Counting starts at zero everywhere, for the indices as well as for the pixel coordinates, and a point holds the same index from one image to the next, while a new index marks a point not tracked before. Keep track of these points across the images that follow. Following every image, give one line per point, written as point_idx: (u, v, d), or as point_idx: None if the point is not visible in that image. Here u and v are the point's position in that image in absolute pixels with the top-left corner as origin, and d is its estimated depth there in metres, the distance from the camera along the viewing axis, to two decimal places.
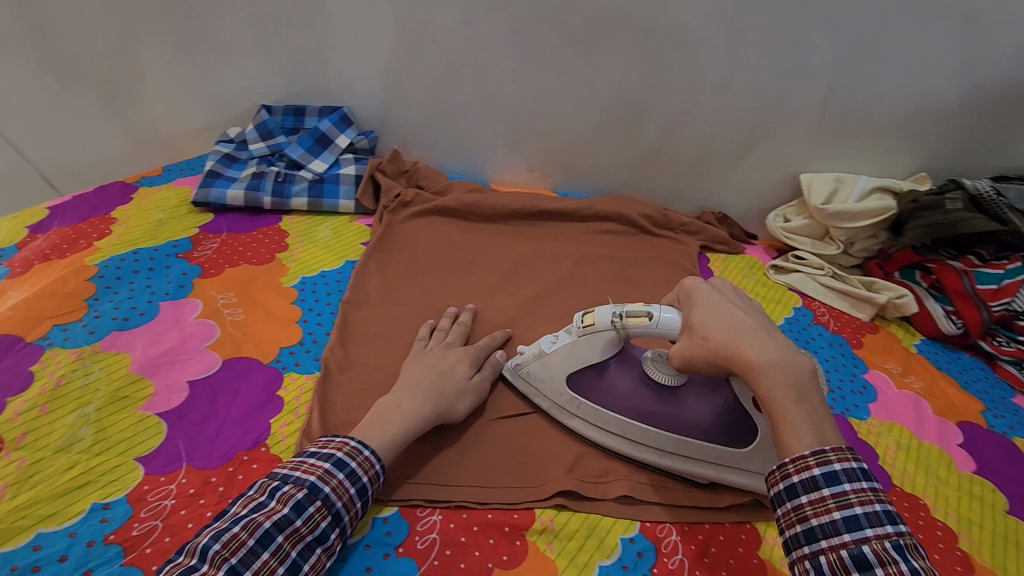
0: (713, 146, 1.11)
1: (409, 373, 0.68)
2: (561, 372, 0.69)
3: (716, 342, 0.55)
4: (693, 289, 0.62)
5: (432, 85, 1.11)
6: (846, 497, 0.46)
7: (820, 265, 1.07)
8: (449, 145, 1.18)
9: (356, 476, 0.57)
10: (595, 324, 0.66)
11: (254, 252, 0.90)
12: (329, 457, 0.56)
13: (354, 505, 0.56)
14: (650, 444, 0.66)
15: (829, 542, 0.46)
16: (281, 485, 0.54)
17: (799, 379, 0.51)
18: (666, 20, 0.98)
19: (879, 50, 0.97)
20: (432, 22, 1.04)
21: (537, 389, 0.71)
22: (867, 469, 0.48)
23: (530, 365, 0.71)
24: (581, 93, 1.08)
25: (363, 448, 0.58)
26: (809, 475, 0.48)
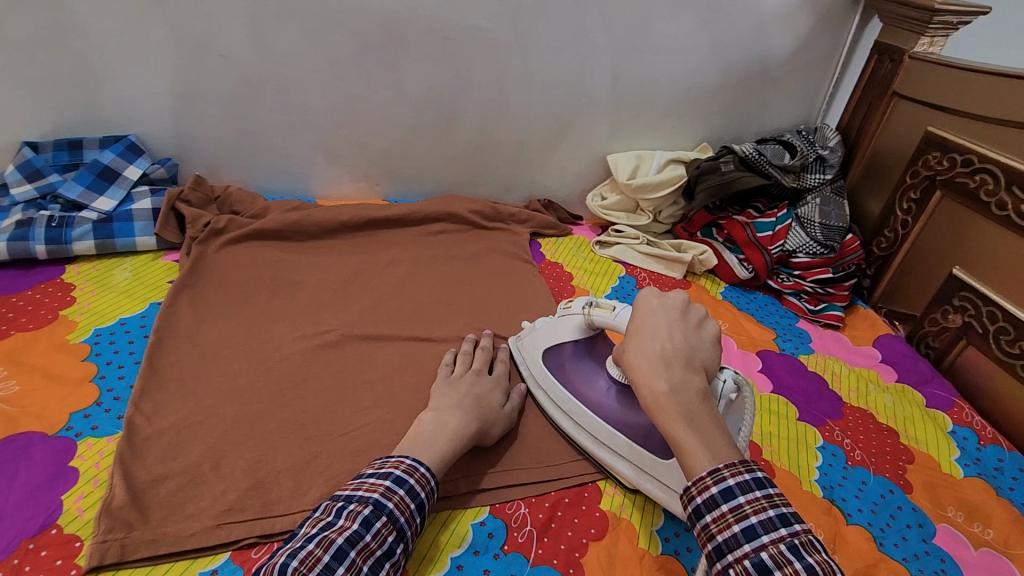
0: (527, 137, 1.17)
1: (447, 395, 0.71)
2: (540, 347, 0.78)
3: (629, 358, 0.58)
4: (643, 300, 0.62)
5: (230, 103, 1.04)
6: (741, 509, 0.47)
7: (635, 236, 1.18)
8: (263, 165, 1.12)
9: (416, 491, 0.59)
10: (571, 308, 0.75)
11: (26, 317, 0.77)
12: (388, 475, 0.58)
13: (414, 520, 0.58)
14: (592, 432, 0.71)
15: (733, 555, 0.46)
16: (347, 507, 0.55)
17: (689, 405, 0.52)
18: (459, 22, 1.01)
19: (649, 38, 1.09)
20: (216, 36, 0.97)
21: (527, 360, 0.80)
22: (757, 475, 0.49)
23: (526, 339, 0.81)
24: (391, 99, 1.08)
25: (418, 465, 0.60)
26: (709, 494, 0.49)
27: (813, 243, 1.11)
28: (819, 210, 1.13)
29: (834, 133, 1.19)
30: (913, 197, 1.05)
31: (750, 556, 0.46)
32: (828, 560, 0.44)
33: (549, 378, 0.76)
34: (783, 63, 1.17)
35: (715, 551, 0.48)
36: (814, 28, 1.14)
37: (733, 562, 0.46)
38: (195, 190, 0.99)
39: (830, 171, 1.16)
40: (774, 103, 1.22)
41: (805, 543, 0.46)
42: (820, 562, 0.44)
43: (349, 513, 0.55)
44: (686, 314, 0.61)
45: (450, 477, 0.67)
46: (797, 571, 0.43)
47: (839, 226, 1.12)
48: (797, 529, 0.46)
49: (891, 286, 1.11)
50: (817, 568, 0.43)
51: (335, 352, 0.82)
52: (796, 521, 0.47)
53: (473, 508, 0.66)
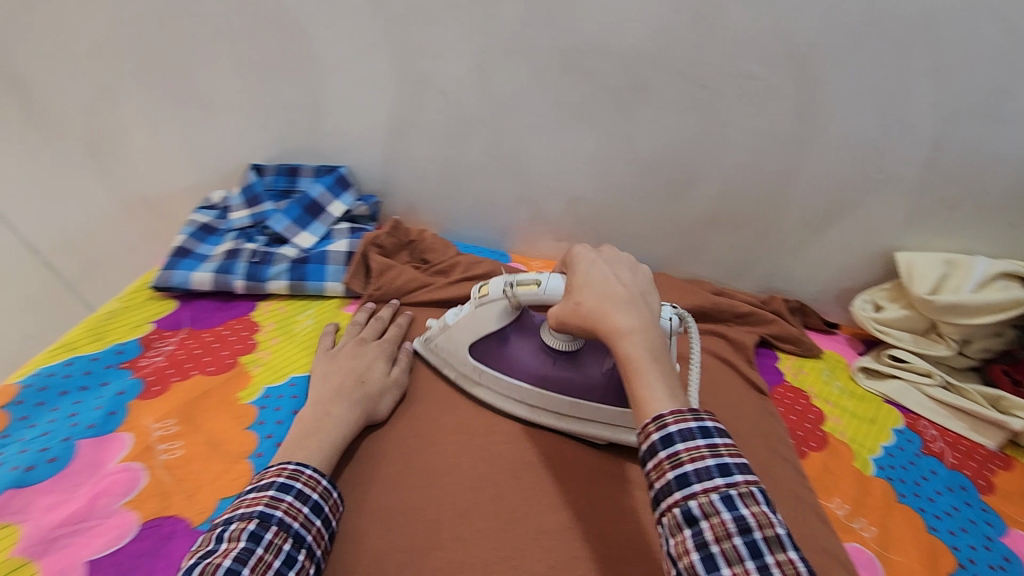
0: (780, 216, 0.90)
1: (324, 376, 0.68)
2: (462, 341, 0.72)
3: (586, 309, 0.56)
4: (579, 256, 0.63)
5: (441, 143, 0.95)
6: (676, 458, 0.46)
7: (927, 371, 0.84)
8: (463, 211, 1.02)
9: (306, 495, 0.54)
10: (489, 294, 0.70)
11: (209, 357, 0.74)
12: (271, 485, 0.53)
13: (312, 524, 0.53)
14: (526, 401, 0.71)
15: (666, 501, 0.46)
16: (228, 528, 0.50)
17: (657, 346, 0.52)
18: (723, 67, 0.79)
19: (1005, 102, 0.75)
20: (440, 71, 0.88)
21: (445, 360, 0.75)
22: (704, 425, 0.47)
23: (437, 338, 0.75)
24: (616, 153, 0.90)
25: (305, 467, 0.56)
26: (649, 441, 0.48)
27: None
28: None
29: None
30: None
31: (679, 504, 0.45)
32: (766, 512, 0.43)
33: (484, 371, 0.72)
34: None
35: (652, 496, 0.47)
36: None
37: (666, 509, 0.46)
38: (389, 236, 0.91)
39: None
40: None
41: (737, 494, 0.44)
42: (757, 514, 0.43)
43: (231, 534, 0.49)
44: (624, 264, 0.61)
45: None
46: (724, 522, 0.43)
47: None
48: (738, 479, 0.45)
49: None
50: (750, 520, 0.43)
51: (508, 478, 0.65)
52: (736, 471, 0.45)
53: None
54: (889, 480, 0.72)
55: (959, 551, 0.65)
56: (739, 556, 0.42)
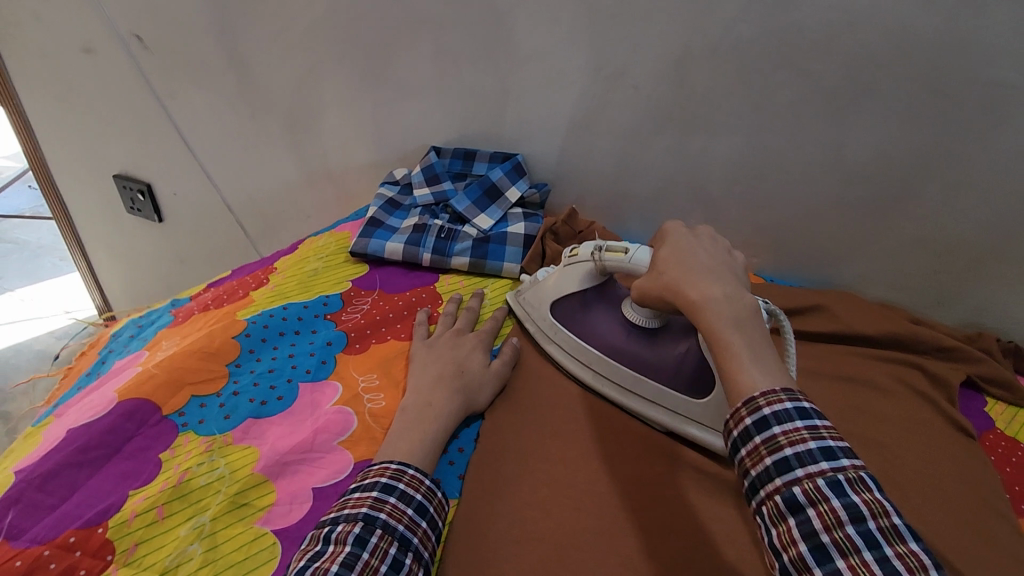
0: (1003, 244, 0.81)
1: (428, 366, 0.68)
2: (548, 296, 0.78)
3: (666, 279, 0.57)
4: (670, 232, 0.64)
5: (622, 137, 0.95)
6: (775, 442, 0.44)
7: None
8: (632, 206, 1.01)
9: (409, 495, 0.53)
10: (579, 255, 0.75)
11: (400, 321, 0.78)
12: (375, 485, 0.53)
13: (417, 526, 0.52)
14: (610, 373, 0.71)
15: (766, 490, 0.44)
16: (334, 528, 0.49)
17: (740, 315, 0.51)
18: (964, 72, 0.72)
19: None
20: (635, 64, 0.87)
21: (529, 314, 0.81)
22: (801, 406, 0.45)
23: (527, 292, 0.81)
24: (814, 159, 0.85)
25: (407, 467, 0.55)
26: (742, 425, 0.46)
27: None
28: None
29: None
30: None
31: (781, 491, 0.43)
32: (879, 499, 0.40)
33: (560, 330, 0.76)
34: None
35: (750, 485, 0.45)
36: None
37: (766, 497, 0.44)
38: (564, 226, 0.92)
39: None
40: None
41: (854, 479, 0.42)
42: (870, 501, 0.40)
43: (338, 535, 0.49)
44: (711, 243, 0.61)
45: None
46: (834, 509, 0.40)
47: None
48: (845, 464, 0.42)
49: None
50: (862, 509, 0.40)
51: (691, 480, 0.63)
52: (843, 457, 0.43)
53: None
54: None
55: None
56: (854, 548, 0.39)
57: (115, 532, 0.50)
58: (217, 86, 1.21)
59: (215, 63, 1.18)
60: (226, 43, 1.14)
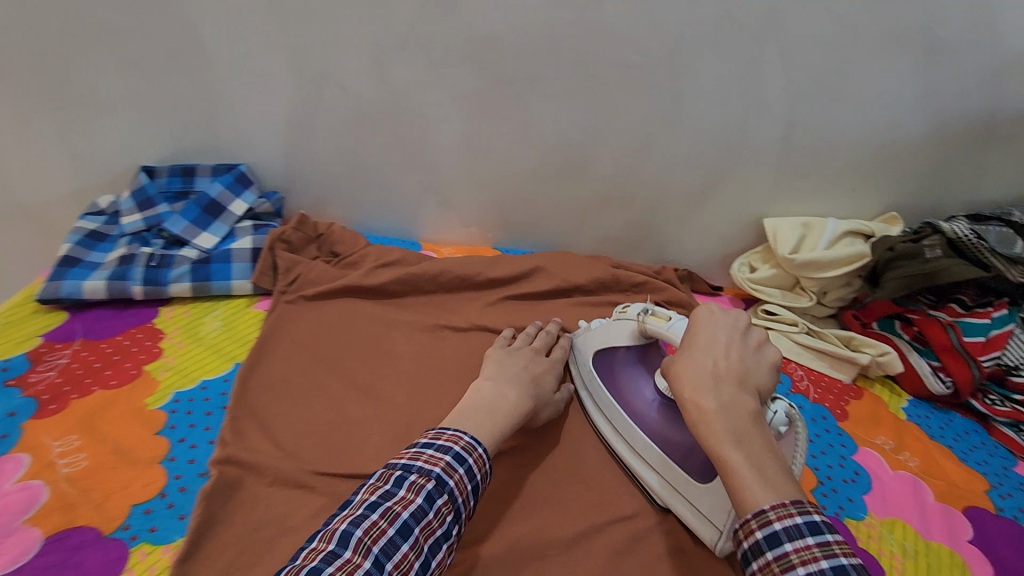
0: (666, 192, 0.99)
1: (502, 367, 0.75)
2: (592, 345, 0.80)
3: (677, 391, 0.57)
4: (699, 315, 0.62)
5: (343, 137, 0.96)
6: (787, 559, 0.45)
7: (794, 321, 0.96)
8: (372, 203, 1.04)
9: (473, 470, 0.59)
10: (627, 313, 0.76)
11: (110, 369, 0.72)
12: (449, 450, 0.58)
13: (470, 499, 0.58)
14: (631, 442, 0.73)
15: None
16: (408, 478, 0.55)
17: (739, 426, 0.52)
18: (602, 57, 0.86)
19: (839, 83, 0.87)
20: (336, 65, 0.88)
21: (579, 361, 0.82)
22: (812, 520, 0.46)
23: (579, 338, 0.83)
24: (513, 140, 0.95)
25: (476, 444, 0.61)
26: (754, 539, 0.47)
27: None
28: None
29: None
30: None
31: None
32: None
33: (596, 379, 0.79)
34: (1017, 119, 0.90)
35: None
36: None
37: None
38: (296, 231, 0.91)
39: None
40: (995, 170, 0.95)
41: None
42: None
43: (411, 484, 0.55)
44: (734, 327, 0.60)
45: None
46: None
47: None
48: None
49: None
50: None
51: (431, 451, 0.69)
52: (853, 573, 0.43)
53: None
54: None
55: (819, 470, 0.76)
56: None
57: None
58: None
59: None
60: None
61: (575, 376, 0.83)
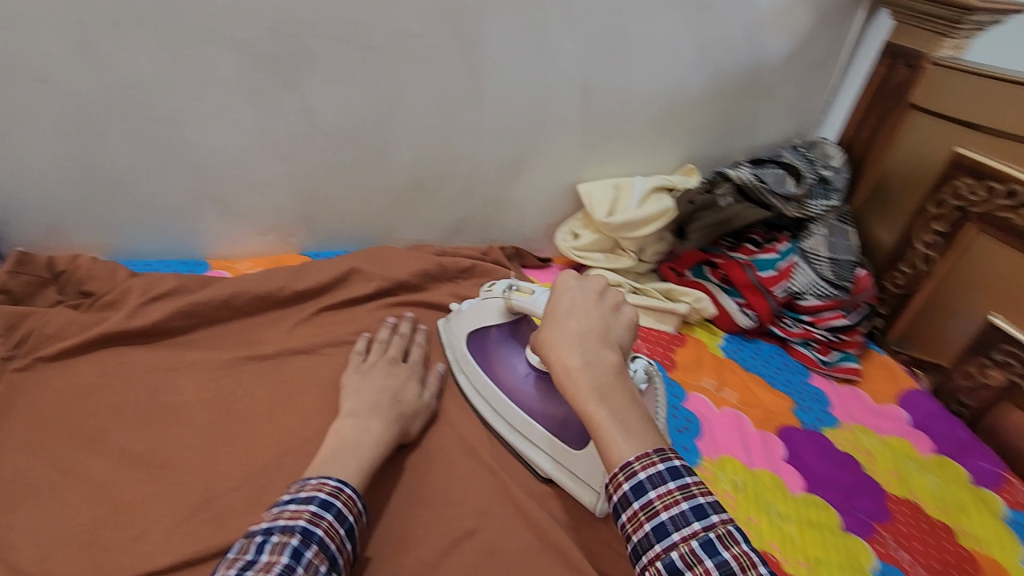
0: (479, 169, 0.94)
1: (361, 395, 0.67)
2: (466, 327, 0.77)
3: (545, 353, 0.53)
4: (561, 281, 0.58)
5: (68, 145, 0.75)
6: (651, 506, 0.45)
7: (619, 282, 0.98)
8: (131, 221, 0.84)
9: (344, 515, 0.52)
10: (494, 291, 0.75)
11: None
12: (312, 500, 0.51)
13: (344, 548, 0.51)
14: (510, 420, 0.72)
15: (648, 555, 0.44)
16: (268, 539, 0.46)
17: (604, 382, 0.49)
18: (379, 27, 0.76)
19: (625, 43, 0.87)
20: (29, 52, 0.68)
21: (454, 344, 0.79)
22: (673, 465, 0.46)
23: (452, 320, 0.80)
24: (297, 129, 0.82)
25: (343, 486, 0.54)
26: (621, 492, 0.46)
27: (822, 283, 0.95)
28: (825, 241, 0.97)
29: (835, 148, 1.02)
30: (938, 230, 0.89)
31: (662, 557, 0.43)
32: (746, 551, 0.41)
33: (471, 361, 0.75)
34: (777, 68, 0.98)
35: (632, 551, 0.45)
36: (816, 26, 0.95)
37: (649, 563, 0.44)
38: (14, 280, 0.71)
39: (834, 195, 0.99)
40: (766, 116, 1.04)
41: (722, 534, 0.43)
42: (739, 556, 0.41)
43: (274, 546, 0.46)
44: (595, 289, 0.56)
45: None
46: (708, 570, 0.41)
47: (848, 260, 0.96)
48: (714, 520, 0.43)
49: (910, 327, 0.95)
50: (733, 565, 0.40)
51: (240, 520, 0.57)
52: (712, 512, 0.44)
53: None
54: None
55: None
56: None
57: None
58: None
59: None
60: None
61: (450, 361, 0.79)
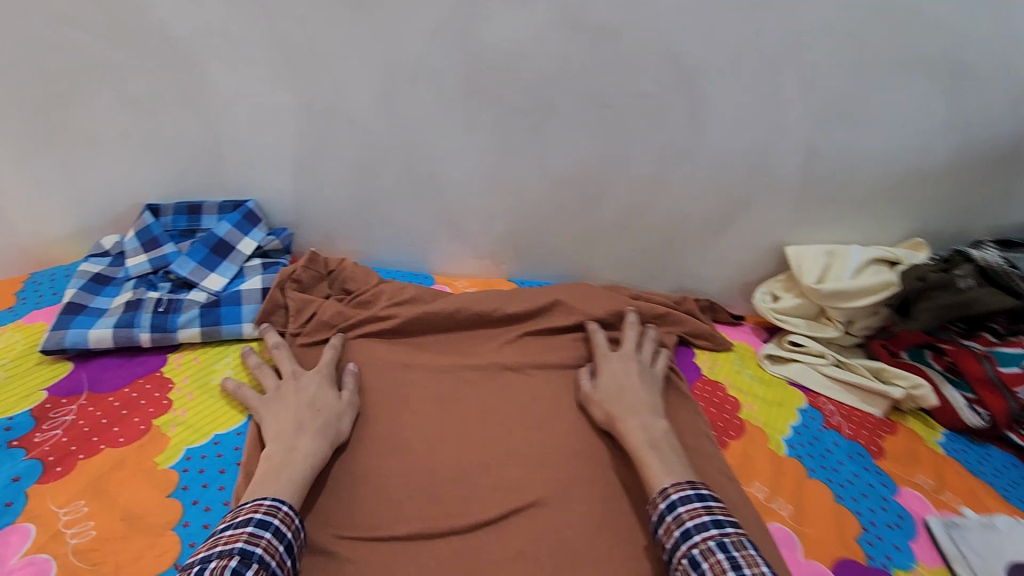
0: (683, 221, 0.97)
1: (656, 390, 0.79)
2: (1005, 552, 0.68)
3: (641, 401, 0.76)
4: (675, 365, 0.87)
5: (351, 171, 0.94)
6: (681, 518, 0.59)
7: (822, 353, 0.93)
8: (380, 237, 1.01)
9: (281, 533, 0.56)
10: None
11: (120, 426, 0.68)
12: (249, 522, 0.55)
13: (286, 562, 0.55)
14: None
15: (676, 553, 0.57)
16: (206, 566, 0.50)
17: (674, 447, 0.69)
18: (619, 88, 0.84)
19: (863, 109, 0.85)
20: (345, 99, 0.87)
21: (965, 556, 0.68)
22: (700, 493, 0.61)
23: (973, 532, 0.70)
24: (529, 170, 0.93)
25: (281, 504, 0.58)
26: (658, 512, 0.61)
27: None
28: None
29: None
30: None
31: (686, 555, 0.56)
32: (752, 555, 0.54)
33: None
34: None
35: (667, 556, 0.58)
36: None
37: (676, 560, 0.57)
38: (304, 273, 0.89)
39: None
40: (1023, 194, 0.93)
41: (733, 541, 0.56)
42: (746, 556, 0.54)
43: (212, 570, 0.50)
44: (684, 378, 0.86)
45: None
46: (720, 560, 0.54)
47: None
48: (697, 538, 0.56)
49: None
50: (741, 560, 0.53)
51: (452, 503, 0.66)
52: (728, 525, 0.58)
53: None
54: (800, 458, 0.79)
55: (863, 515, 0.72)
56: None
57: None
58: None
59: None
60: None
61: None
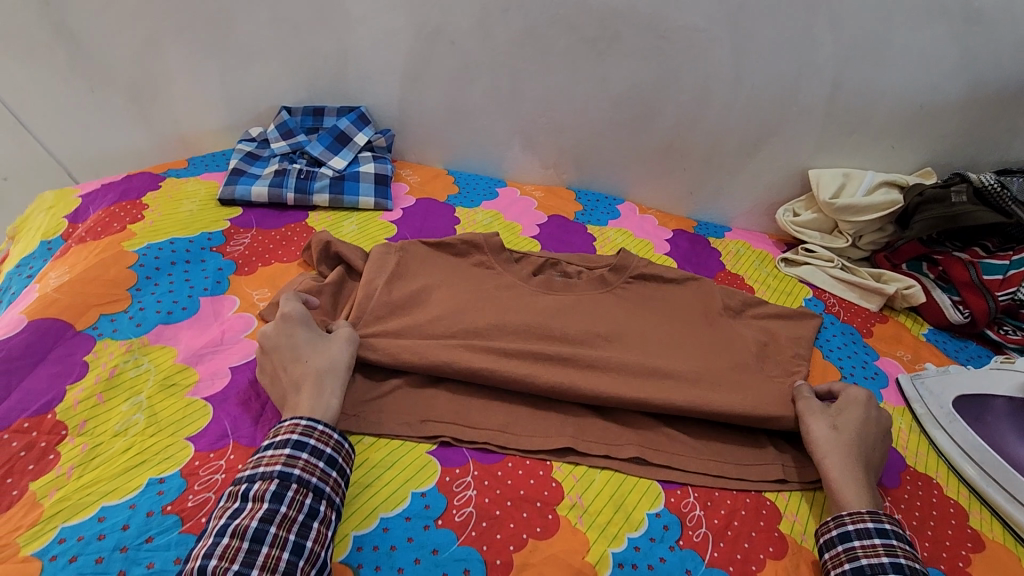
0: (721, 142, 1.14)
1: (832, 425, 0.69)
2: (954, 388, 0.84)
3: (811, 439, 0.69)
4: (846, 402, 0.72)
5: (448, 87, 1.15)
6: (892, 547, 0.56)
7: (830, 258, 1.11)
8: (465, 144, 1.23)
9: (320, 450, 0.58)
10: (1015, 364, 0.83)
11: (282, 249, 0.92)
12: (287, 443, 0.57)
13: (329, 476, 0.57)
14: (1010, 488, 0.72)
15: (861, 542, 0.58)
16: (251, 486, 0.54)
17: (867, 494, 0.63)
18: (674, 23, 1.02)
19: (885, 49, 0.99)
20: (450, 24, 1.08)
21: (920, 397, 0.85)
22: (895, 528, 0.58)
23: (930, 380, 0.86)
24: (594, 93, 1.12)
25: (315, 424, 0.59)
26: (863, 525, 0.59)
27: None
28: None
29: None
30: None
31: (880, 548, 0.56)
32: None
33: (957, 421, 0.80)
34: None
35: (840, 534, 0.59)
36: None
37: (859, 548, 0.57)
38: (308, 252, 0.88)
39: None
40: None
41: None
42: None
43: (255, 493, 0.53)
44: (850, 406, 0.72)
45: (620, 441, 0.70)
46: None
47: None
48: (894, 542, 0.57)
49: None
50: None
51: (510, 346, 0.77)
52: None
53: (644, 481, 0.68)
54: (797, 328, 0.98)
55: (845, 368, 0.90)
56: None
57: (64, 415, 0.62)
58: (44, 59, 1.18)
59: (35, 35, 1.15)
60: (46, 12, 1.12)
61: (915, 414, 0.84)
